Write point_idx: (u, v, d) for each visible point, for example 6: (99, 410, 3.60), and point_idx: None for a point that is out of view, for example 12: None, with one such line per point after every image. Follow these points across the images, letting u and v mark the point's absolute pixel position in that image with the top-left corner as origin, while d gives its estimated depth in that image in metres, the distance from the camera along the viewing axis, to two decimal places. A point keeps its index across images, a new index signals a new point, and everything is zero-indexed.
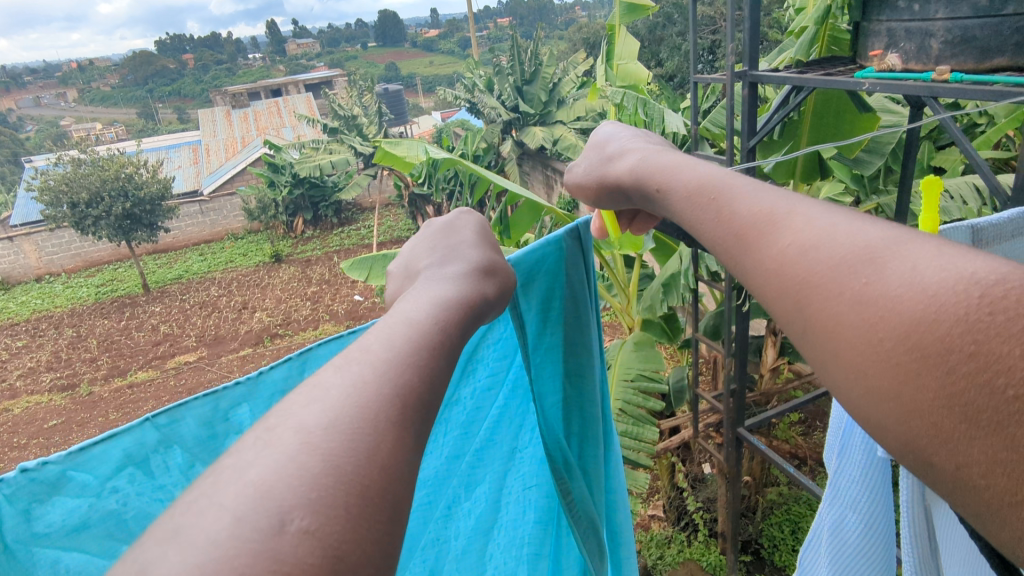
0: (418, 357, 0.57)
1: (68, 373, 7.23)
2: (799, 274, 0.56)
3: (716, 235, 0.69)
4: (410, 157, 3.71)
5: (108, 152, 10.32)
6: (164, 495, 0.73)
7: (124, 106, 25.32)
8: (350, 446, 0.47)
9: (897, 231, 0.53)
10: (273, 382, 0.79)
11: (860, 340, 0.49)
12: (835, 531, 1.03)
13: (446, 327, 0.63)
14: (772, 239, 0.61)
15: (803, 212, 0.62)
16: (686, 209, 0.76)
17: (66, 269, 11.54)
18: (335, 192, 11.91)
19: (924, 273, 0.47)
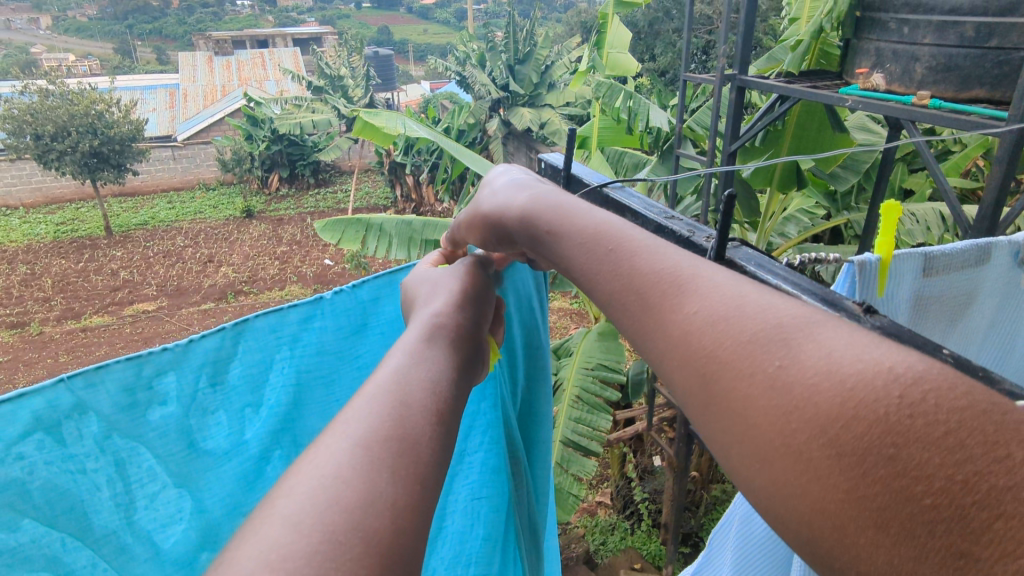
0: (406, 416, 0.60)
1: (18, 311, 6.99)
2: (701, 349, 0.49)
3: (610, 290, 0.61)
4: (387, 129, 3.64)
5: (79, 86, 9.93)
6: (75, 464, 0.70)
7: (100, 40, 24.32)
8: (329, 511, 0.49)
9: (811, 307, 0.48)
10: (203, 352, 0.80)
11: (768, 428, 0.43)
12: (744, 522, 1.10)
13: (426, 369, 0.67)
14: (673, 309, 0.53)
15: (708, 275, 0.55)
16: (578, 259, 0.66)
17: (24, 203, 11.12)
18: (314, 152, 11.71)
19: (846, 354, 0.42)
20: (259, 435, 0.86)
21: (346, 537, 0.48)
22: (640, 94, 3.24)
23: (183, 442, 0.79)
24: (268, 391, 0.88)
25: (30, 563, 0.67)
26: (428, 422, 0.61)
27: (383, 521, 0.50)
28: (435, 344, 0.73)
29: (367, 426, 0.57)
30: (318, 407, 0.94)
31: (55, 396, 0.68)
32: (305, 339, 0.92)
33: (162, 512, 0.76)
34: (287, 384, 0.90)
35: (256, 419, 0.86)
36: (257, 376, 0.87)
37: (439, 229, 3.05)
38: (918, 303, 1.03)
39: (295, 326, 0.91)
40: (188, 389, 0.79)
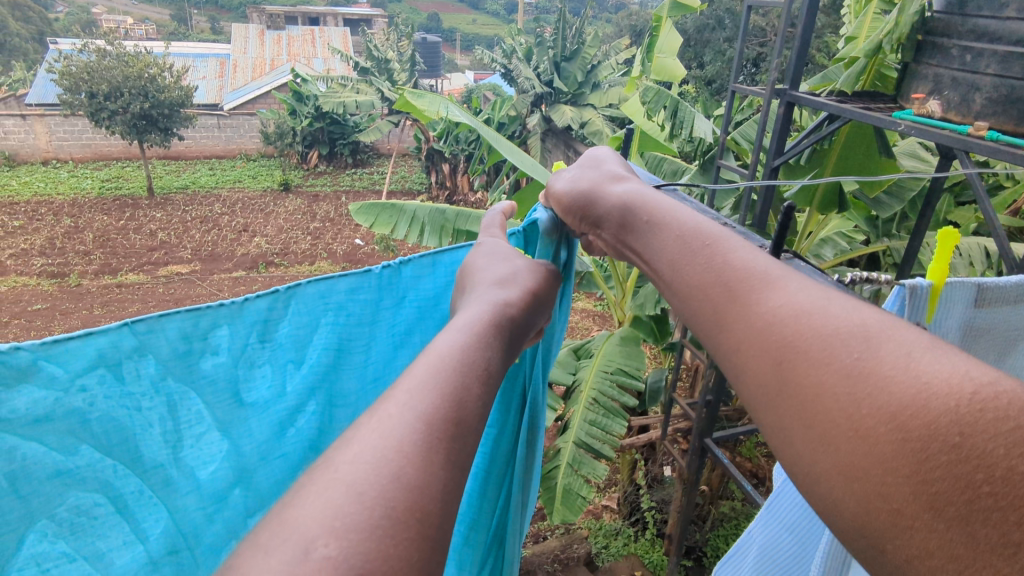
0: (464, 393, 0.61)
1: (59, 261, 7.21)
2: (783, 336, 0.59)
3: (700, 278, 0.70)
4: (429, 112, 3.69)
5: (135, 48, 10.17)
6: (130, 401, 0.73)
7: (157, 6, 24.92)
8: (391, 486, 0.51)
9: (890, 319, 0.57)
10: (255, 312, 0.82)
11: (843, 413, 0.52)
12: (765, 547, 1.15)
13: (487, 354, 0.69)
14: (763, 299, 0.63)
15: (795, 277, 0.64)
16: (676, 251, 0.76)
17: (73, 157, 11.46)
18: (355, 131, 11.84)
19: (921, 361, 0.51)
20: (297, 389, 0.88)
21: (402, 516, 0.50)
22: (686, 103, 3.19)
23: (229, 392, 0.81)
24: (310, 350, 0.90)
25: (83, 485, 0.70)
26: (479, 390, 0.63)
27: (434, 504, 0.53)
28: (496, 343, 0.71)
29: (431, 403, 0.58)
30: (354, 371, 0.97)
31: (122, 333, 0.71)
32: (350, 307, 0.94)
33: (205, 451, 0.79)
34: (328, 347, 0.92)
35: (296, 374, 0.88)
36: (303, 337, 0.89)
37: (471, 219, 3.07)
38: (968, 333, 1.02)
39: (342, 294, 0.93)
40: (237, 343, 0.81)
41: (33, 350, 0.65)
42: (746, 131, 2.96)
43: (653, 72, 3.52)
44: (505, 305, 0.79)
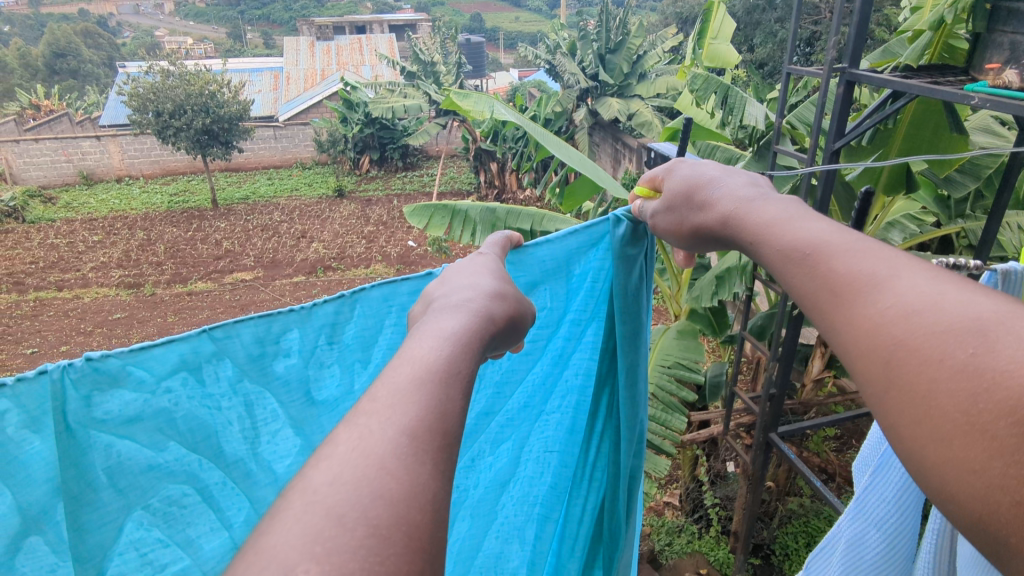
0: (447, 406, 0.59)
1: (134, 273, 7.64)
2: (893, 337, 0.57)
3: (807, 289, 0.68)
4: (475, 112, 3.71)
5: (196, 67, 10.66)
6: (211, 401, 0.79)
7: (214, 25, 26.02)
8: (374, 505, 0.49)
9: (1005, 312, 0.52)
10: (323, 315, 0.85)
11: (955, 407, 0.50)
12: (852, 545, 1.10)
13: (471, 361, 0.66)
14: (867, 303, 0.61)
15: (906, 276, 0.60)
16: (777, 264, 0.74)
17: (144, 174, 12.13)
18: (404, 135, 12.05)
19: None
20: (364, 388, 0.91)
21: (387, 534, 0.47)
22: (737, 87, 3.09)
23: (301, 391, 0.85)
24: (376, 350, 0.92)
25: (173, 477, 0.76)
26: (460, 397, 0.61)
27: (423, 517, 0.50)
28: (470, 353, 0.66)
29: (413, 416, 0.56)
30: None
31: (202, 340, 0.76)
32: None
33: (281, 446, 0.84)
34: (393, 347, 0.94)
35: (363, 373, 0.91)
36: (369, 337, 0.91)
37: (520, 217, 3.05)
38: None
39: (405, 297, 0.92)
40: (307, 346, 0.84)
41: (122, 358, 0.70)
42: (803, 114, 2.85)
43: (705, 58, 3.43)
44: (488, 312, 0.74)
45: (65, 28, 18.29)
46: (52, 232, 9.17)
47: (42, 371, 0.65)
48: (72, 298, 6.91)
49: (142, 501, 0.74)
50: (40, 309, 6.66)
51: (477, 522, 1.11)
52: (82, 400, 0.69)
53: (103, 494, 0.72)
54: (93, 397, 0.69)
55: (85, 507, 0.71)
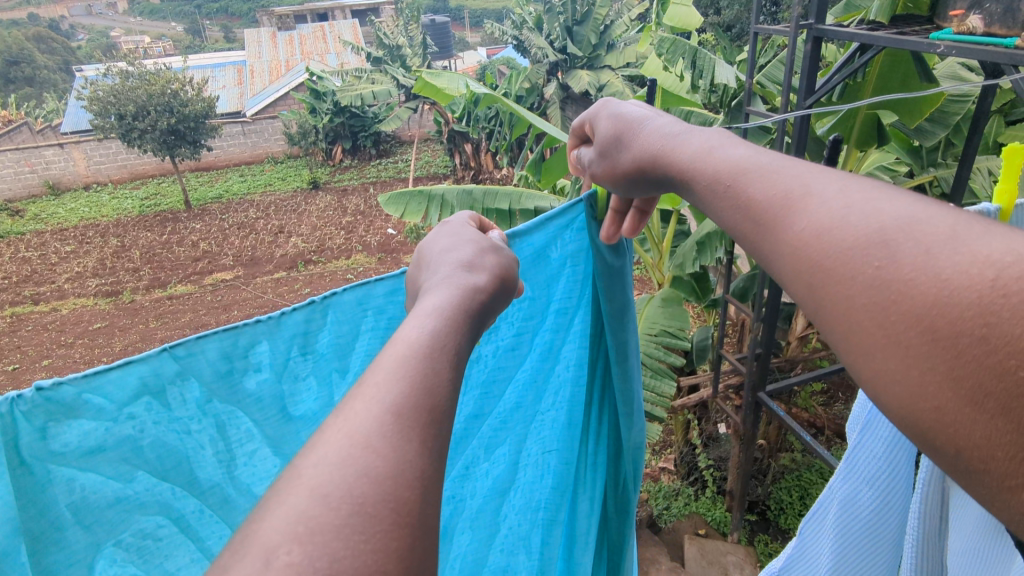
0: (435, 381, 0.58)
1: (112, 280, 7.51)
2: (811, 261, 0.56)
3: (733, 222, 0.67)
4: (450, 90, 3.69)
5: (156, 65, 10.38)
6: (180, 425, 0.78)
7: (170, 21, 25.30)
8: (358, 482, 0.49)
9: (923, 210, 0.51)
10: (293, 324, 0.84)
11: (874, 325, 0.50)
12: (846, 504, 1.13)
13: (459, 335, 0.65)
14: (788, 225, 0.59)
15: (820, 192, 0.59)
16: (706, 198, 0.73)
17: (111, 180, 11.87)
18: (375, 122, 11.88)
19: (938, 257, 0.47)
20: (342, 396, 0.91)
21: (377, 508, 0.48)
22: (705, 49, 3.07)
23: (276, 408, 0.85)
24: (354, 357, 0.92)
25: (145, 508, 0.77)
26: (450, 367, 0.60)
27: (412, 489, 0.50)
28: (458, 329, 0.66)
29: (397, 393, 0.55)
30: None
31: (164, 360, 0.74)
32: (392, 310, 0.94)
33: (259, 468, 0.85)
34: (371, 353, 0.94)
35: (342, 383, 0.91)
36: (346, 344, 0.91)
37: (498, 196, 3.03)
38: None
39: (381, 298, 0.93)
40: (277, 359, 0.84)
41: (74, 381, 0.69)
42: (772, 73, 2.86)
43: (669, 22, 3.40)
44: (472, 286, 0.73)
45: (14, 34, 17.70)
46: (22, 246, 8.96)
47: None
48: (50, 311, 6.78)
49: (106, 533, 0.74)
50: (18, 324, 6.52)
51: (478, 532, 1.14)
52: (38, 431, 0.69)
53: (69, 527, 0.72)
54: (49, 428, 0.69)
55: (57, 539, 0.71)
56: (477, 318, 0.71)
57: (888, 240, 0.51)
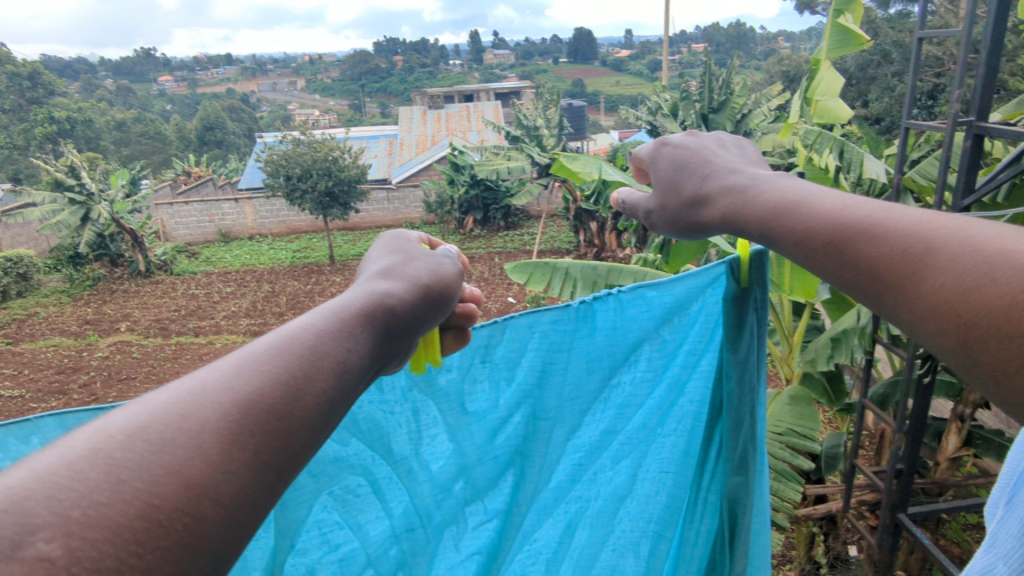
0: (293, 401, 0.53)
1: (259, 321, 8.32)
2: (887, 265, 0.65)
3: (807, 255, 0.74)
4: (583, 173, 3.82)
5: (323, 136, 11.74)
6: (386, 406, 1.03)
7: (339, 99, 28.68)
8: (176, 461, 0.45)
9: (977, 221, 0.62)
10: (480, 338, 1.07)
11: (945, 305, 0.60)
12: None
13: (351, 343, 0.61)
14: (868, 246, 0.67)
15: (897, 217, 0.67)
16: (792, 233, 0.76)
17: (272, 233, 13.34)
18: (507, 196, 12.46)
19: (991, 249, 0.58)
20: (507, 401, 1.11)
21: (178, 496, 0.44)
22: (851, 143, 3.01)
23: (456, 402, 1.08)
24: (520, 370, 1.11)
25: (352, 469, 1.00)
26: (330, 386, 0.57)
27: (220, 488, 0.47)
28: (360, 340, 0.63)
29: (266, 382, 0.53)
30: (556, 391, 1.14)
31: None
32: (552, 332, 1.12)
33: (437, 448, 1.07)
34: (535, 370, 1.11)
35: (508, 390, 1.11)
36: (514, 358, 1.11)
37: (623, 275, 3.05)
38: None
39: (547, 325, 1.11)
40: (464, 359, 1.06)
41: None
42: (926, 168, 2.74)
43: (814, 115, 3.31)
44: (388, 294, 0.68)
45: (216, 107, 20.93)
46: (193, 284, 10.23)
47: None
48: (206, 343, 7.61)
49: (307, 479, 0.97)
50: (179, 352, 7.37)
51: (597, 531, 1.18)
52: None
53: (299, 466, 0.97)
54: None
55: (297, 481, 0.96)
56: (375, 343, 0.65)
57: (904, 267, 0.63)
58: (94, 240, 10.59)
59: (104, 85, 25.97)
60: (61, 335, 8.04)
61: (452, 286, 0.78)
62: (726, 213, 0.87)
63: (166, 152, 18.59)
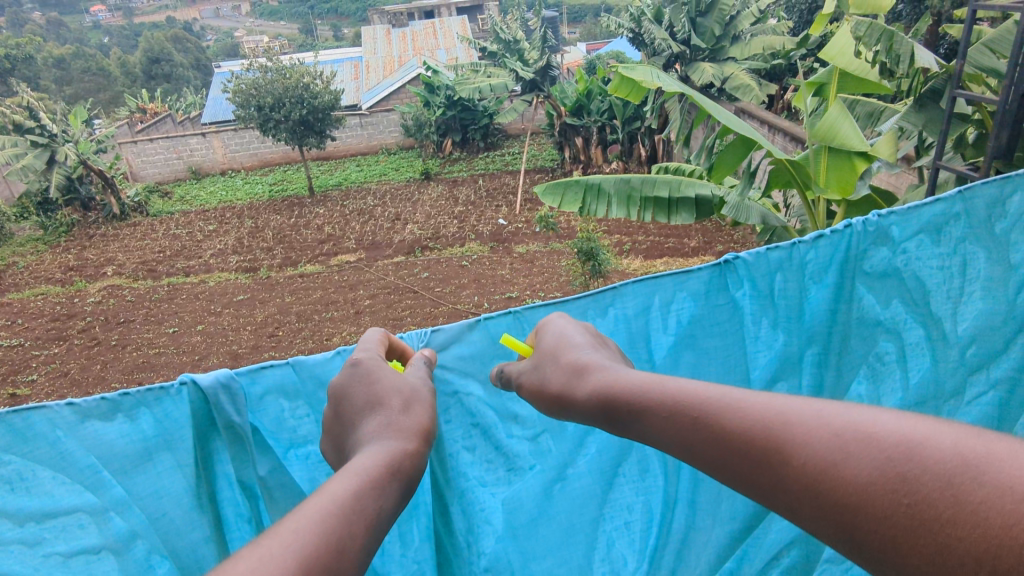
0: (348, 542, 0.70)
1: (249, 257, 8.20)
2: (744, 440, 0.76)
3: (673, 416, 0.84)
4: (646, 82, 4.05)
5: (288, 59, 11.10)
6: (768, 299, 1.36)
7: (291, 27, 27.55)
8: None
9: (813, 413, 0.73)
10: (843, 241, 1.34)
11: (800, 483, 0.70)
12: None
13: (382, 498, 0.77)
14: (726, 426, 0.79)
15: (728, 401, 0.81)
16: (666, 427, 0.84)
17: (245, 166, 12.95)
18: (485, 116, 12.14)
19: (809, 440, 0.71)
20: (818, 314, 1.39)
21: None
22: (901, 34, 3.56)
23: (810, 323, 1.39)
24: (877, 281, 1.38)
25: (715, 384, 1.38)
26: (364, 534, 0.72)
27: None
28: (395, 479, 0.81)
29: (312, 541, 0.68)
30: (876, 298, 1.39)
31: (864, 229, 1.34)
32: (907, 244, 1.38)
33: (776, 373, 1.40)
34: (876, 272, 1.37)
35: (834, 298, 1.38)
36: (877, 265, 1.37)
37: (655, 187, 3.92)
38: None
39: (898, 232, 1.36)
40: (922, 251, 1.39)
41: (805, 243, 1.32)
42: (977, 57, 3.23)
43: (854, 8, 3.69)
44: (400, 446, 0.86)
45: (157, 36, 19.79)
46: (173, 224, 10.00)
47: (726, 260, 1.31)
48: (199, 282, 7.47)
49: (851, 347, 1.42)
50: (174, 293, 7.22)
51: None
52: (705, 287, 1.33)
53: (840, 338, 1.41)
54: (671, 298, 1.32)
55: (836, 345, 1.41)
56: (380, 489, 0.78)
57: (772, 450, 0.73)
58: (64, 184, 10.30)
59: (32, 17, 24.19)
60: (48, 284, 7.86)
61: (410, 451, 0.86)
62: (569, 372, 0.99)
63: (112, 87, 17.66)
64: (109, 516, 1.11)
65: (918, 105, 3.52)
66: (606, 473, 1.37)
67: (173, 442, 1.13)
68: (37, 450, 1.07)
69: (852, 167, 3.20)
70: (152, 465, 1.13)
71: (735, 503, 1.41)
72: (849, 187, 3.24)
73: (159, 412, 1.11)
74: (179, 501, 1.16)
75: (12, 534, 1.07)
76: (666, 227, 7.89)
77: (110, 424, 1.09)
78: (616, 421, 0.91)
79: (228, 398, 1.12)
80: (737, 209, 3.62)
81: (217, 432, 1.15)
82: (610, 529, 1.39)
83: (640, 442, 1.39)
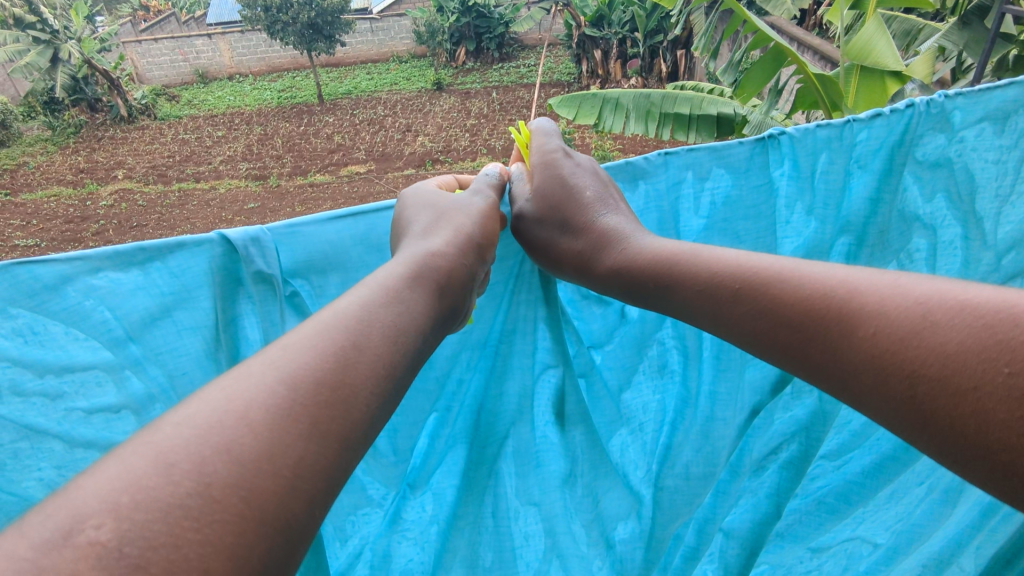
0: (355, 358, 0.61)
1: (259, 165, 8.13)
2: (794, 312, 0.69)
3: (710, 281, 0.77)
4: None
5: None
6: (805, 181, 1.15)
7: None
8: (214, 460, 0.49)
9: (879, 281, 0.64)
10: (898, 123, 1.12)
11: (860, 357, 0.63)
12: None
13: (401, 312, 0.69)
14: (772, 297, 0.71)
15: (770, 268, 0.74)
16: (700, 299, 0.77)
17: (252, 71, 12.61)
18: (501, 24, 11.62)
19: (874, 310, 0.62)
20: (862, 200, 1.17)
21: (217, 495, 0.48)
22: None
23: (837, 211, 1.17)
24: (926, 166, 1.15)
25: None
26: (378, 352, 0.63)
27: (261, 480, 0.50)
28: (419, 286, 0.73)
29: (306, 365, 0.58)
30: (921, 189, 1.16)
31: (927, 110, 1.12)
32: (973, 127, 1.14)
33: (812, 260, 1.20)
34: (928, 161, 1.15)
35: (879, 184, 1.16)
36: (931, 150, 1.15)
37: (676, 104, 3.80)
38: None
39: (961, 114, 1.13)
40: (980, 143, 1.15)
41: (860, 121, 1.12)
42: None
43: None
44: (430, 255, 0.77)
45: None
46: (181, 129, 9.90)
47: (771, 135, 1.12)
48: (210, 189, 7.45)
49: (885, 239, 1.20)
50: (185, 199, 7.22)
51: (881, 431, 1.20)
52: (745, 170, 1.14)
53: (877, 231, 1.19)
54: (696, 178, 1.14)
55: (871, 237, 1.19)
56: (397, 295, 0.70)
57: (827, 321, 0.66)
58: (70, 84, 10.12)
59: None
60: (59, 185, 7.89)
61: (444, 265, 0.78)
62: (611, 253, 0.87)
63: None
64: (126, 376, 0.90)
65: (962, 23, 3.34)
66: (623, 368, 1.18)
67: (191, 299, 0.93)
68: (46, 300, 0.85)
69: (883, 89, 3.10)
70: (171, 322, 0.93)
71: (754, 402, 1.20)
72: (878, 109, 3.13)
73: (175, 265, 0.90)
74: (201, 362, 0.95)
75: (25, 390, 0.86)
76: (683, 146, 7.69)
77: (125, 275, 0.88)
78: (652, 294, 0.83)
79: (258, 254, 0.92)
80: (759, 129, 3.52)
81: (244, 288, 0.95)
82: (624, 436, 1.19)
83: (660, 335, 1.17)
